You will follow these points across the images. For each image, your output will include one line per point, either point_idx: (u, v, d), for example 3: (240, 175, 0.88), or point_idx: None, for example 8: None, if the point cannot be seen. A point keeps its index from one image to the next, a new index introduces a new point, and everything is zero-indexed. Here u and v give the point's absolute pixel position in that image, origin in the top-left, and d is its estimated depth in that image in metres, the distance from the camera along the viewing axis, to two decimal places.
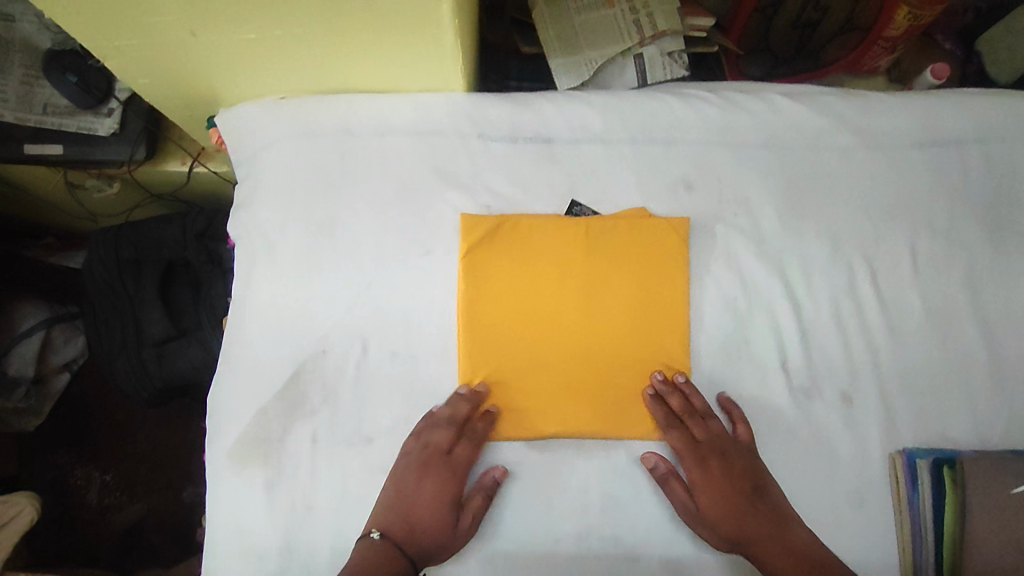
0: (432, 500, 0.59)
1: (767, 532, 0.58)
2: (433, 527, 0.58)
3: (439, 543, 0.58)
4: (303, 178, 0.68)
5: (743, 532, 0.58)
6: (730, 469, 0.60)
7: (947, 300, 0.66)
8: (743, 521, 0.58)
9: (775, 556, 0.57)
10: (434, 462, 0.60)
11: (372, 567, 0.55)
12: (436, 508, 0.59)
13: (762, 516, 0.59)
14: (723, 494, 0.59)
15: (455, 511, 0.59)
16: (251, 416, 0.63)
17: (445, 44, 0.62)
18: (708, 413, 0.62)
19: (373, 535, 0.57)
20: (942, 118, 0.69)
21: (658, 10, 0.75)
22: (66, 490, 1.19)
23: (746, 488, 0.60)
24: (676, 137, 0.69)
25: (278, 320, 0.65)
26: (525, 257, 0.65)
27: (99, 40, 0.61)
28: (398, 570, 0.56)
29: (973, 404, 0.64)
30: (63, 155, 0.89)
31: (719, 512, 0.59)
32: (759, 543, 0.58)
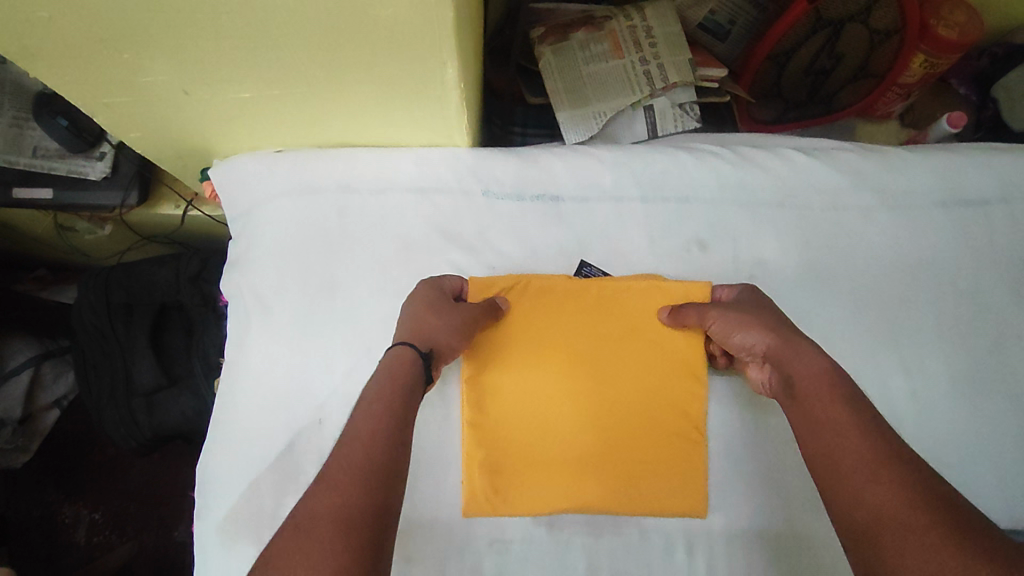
0: (418, 293, 0.59)
1: (785, 342, 0.52)
2: (427, 307, 0.57)
3: (438, 310, 0.57)
4: (300, 236, 0.65)
5: (767, 348, 0.53)
6: (750, 296, 0.58)
7: (974, 368, 0.63)
8: (763, 334, 0.53)
9: (799, 364, 0.50)
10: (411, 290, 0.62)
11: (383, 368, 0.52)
12: (423, 293, 0.58)
13: (782, 331, 0.53)
14: (744, 304, 0.56)
15: (440, 292, 0.59)
16: (244, 487, 0.60)
17: (449, 101, 0.59)
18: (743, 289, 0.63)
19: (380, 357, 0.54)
20: (964, 176, 0.67)
21: (669, 61, 0.72)
22: (53, 529, 1.15)
23: (780, 317, 0.55)
24: (689, 194, 0.66)
25: (274, 384, 0.62)
26: (533, 316, 0.62)
27: (87, 98, 0.58)
28: (406, 362, 0.52)
29: (1006, 480, 0.60)
30: (53, 199, 0.86)
31: (745, 322, 0.55)
32: (780, 355, 0.52)
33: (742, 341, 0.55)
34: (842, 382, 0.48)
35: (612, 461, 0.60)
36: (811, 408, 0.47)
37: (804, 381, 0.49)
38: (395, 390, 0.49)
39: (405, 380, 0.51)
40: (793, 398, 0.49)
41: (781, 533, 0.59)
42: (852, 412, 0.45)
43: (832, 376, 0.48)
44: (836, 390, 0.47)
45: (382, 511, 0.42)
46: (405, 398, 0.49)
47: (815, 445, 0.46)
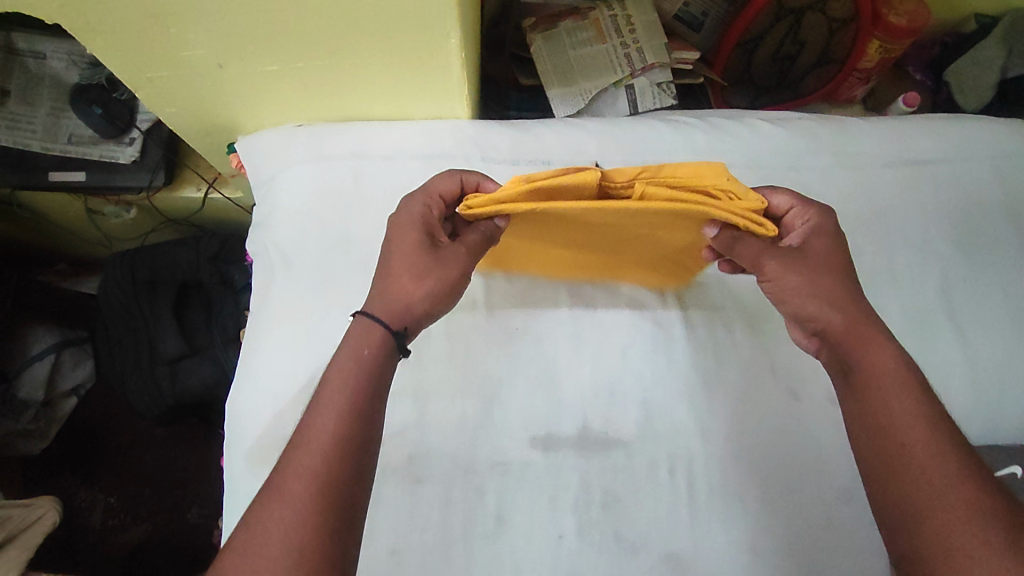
0: (399, 238, 0.56)
1: (864, 325, 0.51)
2: (405, 267, 0.55)
3: (417, 276, 0.54)
4: (319, 198, 0.72)
5: (844, 322, 0.51)
6: (824, 245, 0.55)
7: (924, 305, 0.70)
8: (842, 308, 0.52)
9: (878, 355, 0.49)
10: (398, 213, 0.58)
11: (350, 345, 0.51)
12: (402, 247, 0.55)
13: (862, 310, 0.51)
14: (815, 267, 0.53)
15: (422, 242, 0.56)
16: (270, 419, 0.66)
17: (452, 73, 0.67)
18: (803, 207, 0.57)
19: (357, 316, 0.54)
20: (910, 140, 0.75)
21: (646, 45, 0.81)
22: (70, 513, 1.18)
23: (853, 285, 0.53)
24: (666, 158, 0.74)
25: (295, 328, 0.69)
26: (549, 219, 0.58)
27: (132, 73, 0.66)
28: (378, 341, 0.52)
29: (957, 402, 0.66)
30: (85, 181, 0.94)
31: (812, 285, 0.52)
32: (858, 338, 0.50)
33: (808, 299, 0.52)
34: (915, 381, 0.48)
35: (606, 263, 0.70)
36: (878, 406, 0.47)
37: (876, 375, 0.48)
38: (357, 378, 0.49)
39: (372, 366, 0.50)
40: (852, 383, 0.49)
41: (752, 451, 0.66)
42: (933, 421, 0.46)
43: (908, 374, 0.48)
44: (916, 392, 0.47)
45: (346, 525, 0.44)
46: (367, 388, 0.49)
47: (879, 442, 0.46)
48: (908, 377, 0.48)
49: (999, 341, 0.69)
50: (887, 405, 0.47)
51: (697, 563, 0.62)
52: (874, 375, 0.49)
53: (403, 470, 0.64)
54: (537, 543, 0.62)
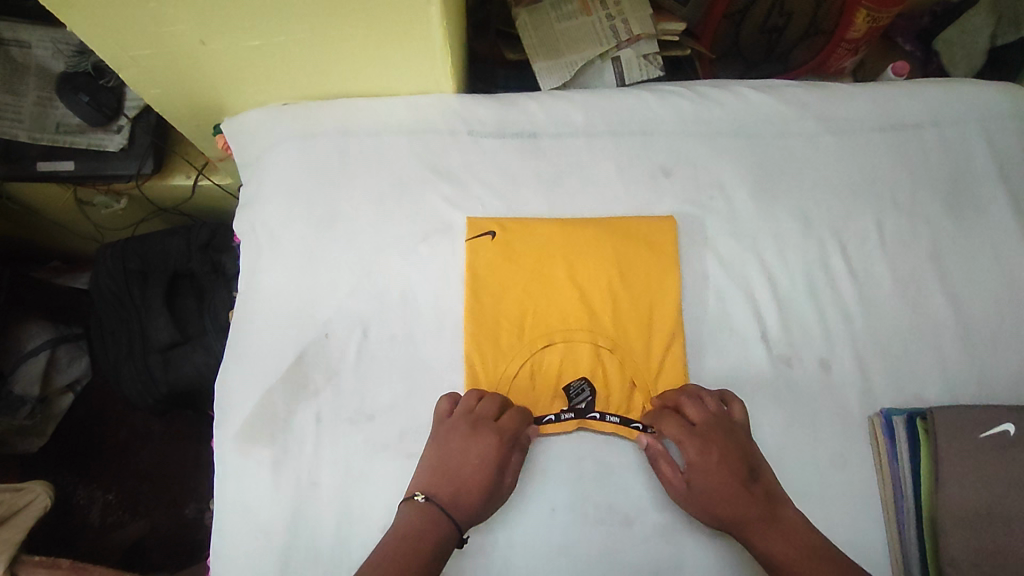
0: (478, 449, 0.60)
1: (763, 516, 0.57)
2: (477, 489, 0.59)
3: (483, 501, 0.59)
4: (305, 175, 0.72)
5: (736, 517, 0.57)
6: (717, 462, 0.59)
7: (914, 269, 0.70)
8: (735, 507, 0.57)
9: (772, 548, 0.55)
10: (483, 427, 0.61)
11: (417, 528, 0.55)
12: (481, 470, 0.59)
13: (756, 503, 0.57)
14: (712, 493, 0.58)
15: (498, 474, 0.60)
16: (257, 398, 0.65)
17: (436, 46, 0.67)
18: (704, 397, 0.63)
19: (416, 497, 0.57)
20: (899, 104, 0.74)
21: (631, 17, 0.81)
22: (66, 512, 1.16)
23: (744, 478, 0.59)
24: (652, 128, 0.73)
25: (282, 308, 0.68)
26: (534, 381, 0.66)
27: (115, 51, 0.66)
28: (444, 532, 0.56)
29: (946, 367, 0.66)
30: (74, 171, 0.93)
31: (708, 502, 0.58)
32: (757, 528, 0.56)
33: (704, 508, 0.59)
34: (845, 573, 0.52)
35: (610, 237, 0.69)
36: None
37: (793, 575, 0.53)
38: (424, 550, 0.54)
39: (431, 549, 0.54)
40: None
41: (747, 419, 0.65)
42: None
43: (820, 561, 0.53)
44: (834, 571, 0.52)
45: None
46: (431, 560, 0.53)
47: None
48: (813, 556, 0.53)
49: (989, 305, 0.69)
50: None
51: (691, 531, 0.62)
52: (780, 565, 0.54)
53: (393, 446, 0.63)
54: (531, 513, 0.62)
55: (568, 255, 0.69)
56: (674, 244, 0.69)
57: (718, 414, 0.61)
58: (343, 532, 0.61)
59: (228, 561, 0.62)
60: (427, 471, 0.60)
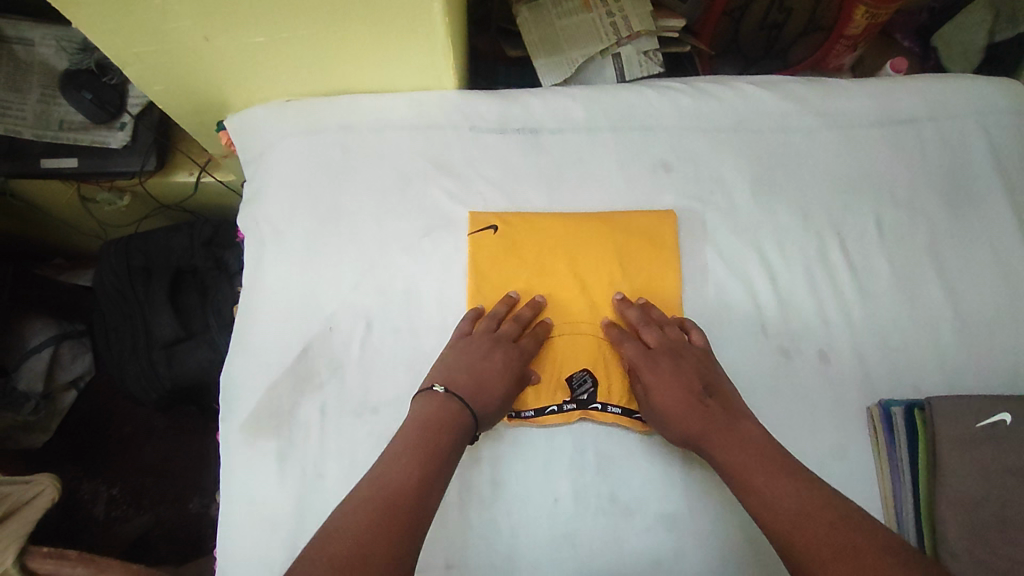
0: (500, 357, 0.62)
1: (717, 427, 0.57)
2: (495, 393, 0.61)
3: (497, 410, 0.61)
4: (309, 170, 0.72)
5: (690, 429, 0.58)
6: (671, 376, 0.61)
7: (913, 262, 0.70)
8: (688, 418, 0.58)
9: (724, 455, 0.55)
10: (504, 344, 0.63)
11: (435, 415, 0.57)
12: (501, 377, 0.61)
13: (708, 411, 0.58)
14: (666, 407, 0.60)
15: (514, 386, 0.62)
16: (263, 391, 0.66)
17: (438, 41, 0.67)
18: (664, 324, 0.65)
19: (436, 388, 0.59)
20: (898, 99, 0.75)
21: (632, 14, 0.81)
22: (71, 507, 1.17)
23: (698, 390, 0.60)
24: (652, 124, 0.74)
25: (286, 302, 0.69)
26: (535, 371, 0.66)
27: (119, 48, 0.66)
28: (463, 422, 0.57)
29: (944, 359, 0.67)
30: (77, 167, 0.94)
31: (666, 417, 0.60)
32: (709, 436, 0.57)
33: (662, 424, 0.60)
34: (791, 465, 0.52)
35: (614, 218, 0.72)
36: (763, 493, 0.51)
37: (739, 469, 0.53)
38: (445, 438, 0.55)
39: (448, 433, 0.56)
40: (732, 480, 0.54)
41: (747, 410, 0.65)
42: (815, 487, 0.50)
43: (766, 455, 0.54)
44: (778, 474, 0.52)
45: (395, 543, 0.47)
46: (450, 448, 0.55)
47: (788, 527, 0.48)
48: (764, 459, 0.53)
49: (986, 298, 0.69)
50: (752, 482, 0.52)
51: (692, 521, 0.62)
52: (727, 467, 0.54)
53: None
54: (534, 503, 0.62)
55: (568, 253, 0.69)
56: (674, 239, 0.70)
57: (679, 337, 0.64)
58: None
59: (234, 551, 0.62)
60: (444, 371, 0.61)
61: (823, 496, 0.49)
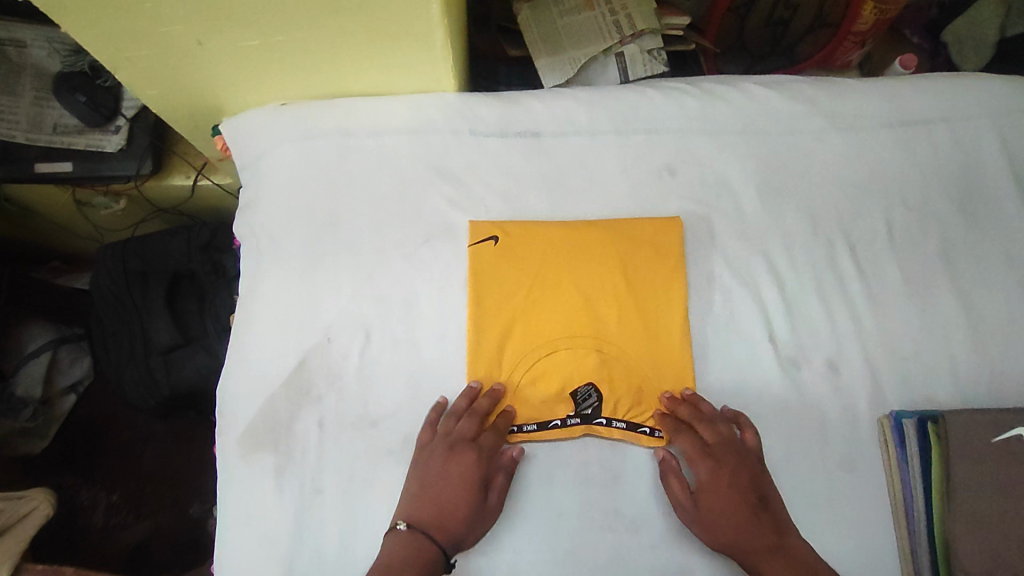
0: (460, 468, 0.60)
1: (771, 546, 0.56)
2: (461, 512, 0.58)
3: (469, 526, 0.58)
4: (306, 178, 0.71)
5: (745, 546, 0.57)
6: (728, 484, 0.59)
7: (923, 268, 0.69)
8: (744, 535, 0.57)
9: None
10: (461, 449, 0.61)
11: (400, 556, 0.55)
12: (465, 493, 0.59)
13: (765, 530, 0.57)
14: (720, 519, 0.58)
15: (480, 494, 0.59)
16: (260, 404, 0.64)
17: (438, 44, 0.65)
18: (717, 418, 0.62)
19: (398, 525, 0.57)
20: (910, 99, 0.73)
21: (635, 11, 0.79)
22: (70, 513, 1.16)
23: (754, 503, 0.58)
24: (658, 127, 0.72)
25: (283, 313, 0.67)
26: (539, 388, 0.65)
27: (110, 52, 0.64)
28: (431, 560, 0.56)
29: (956, 368, 0.66)
30: (72, 172, 0.93)
31: (718, 530, 0.58)
32: (767, 559, 0.56)
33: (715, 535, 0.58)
34: None
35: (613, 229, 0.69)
36: None
37: None
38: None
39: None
40: None
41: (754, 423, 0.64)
42: None
43: None
44: None
45: None
46: None
47: None
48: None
49: (999, 305, 0.68)
50: None
51: (697, 536, 0.61)
52: None
53: (398, 451, 0.63)
54: (537, 518, 0.61)
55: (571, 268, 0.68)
56: (679, 246, 0.68)
57: (731, 434, 0.61)
58: (347, 539, 0.61)
59: (232, 568, 0.61)
60: (408, 493, 0.60)
61: None
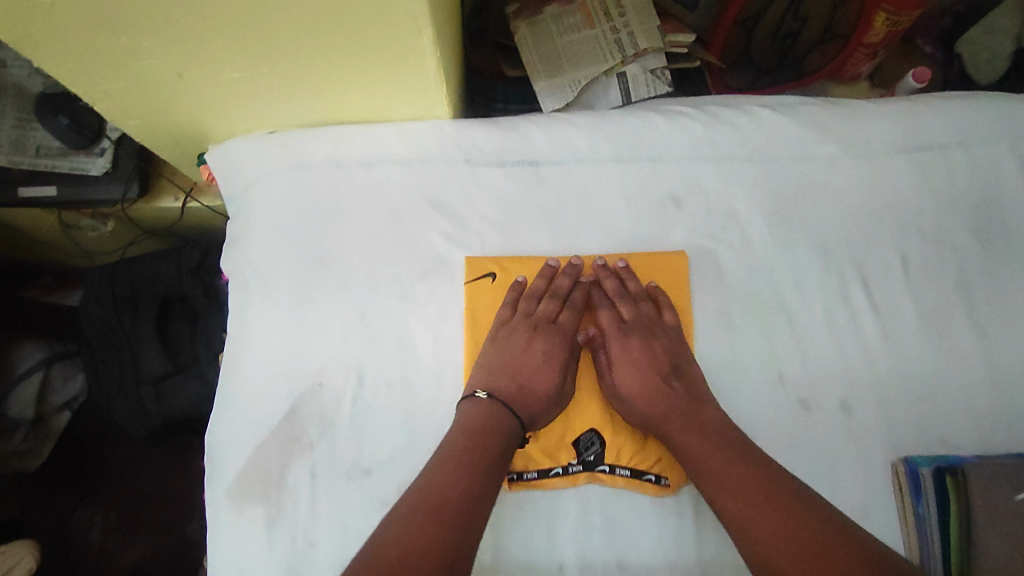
0: (542, 343, 0.63)
1: (680, 410, 0.60)
2: (543, 386, 0.62)
3: (546, 405, 0.62)
4: (296, 213, 0.68)
5: (654, 410, 0.60)
6: (641, 352, 0.63)
7: (939, 302, 0.66)
8: (654, 398, 0.61)
9: (680, 440, 0.58)
10: (543, 329, 0.64)
11: (481, 421, 0.58)
12: (545, 372, 0.62)
13: (675, 395, 0.60)
14: (632, 382, 0.62)
15: (562, 374, 0.63)
16: (250, 452, 0.62)
17: (431, 73, 0.62)
18: (638, 296, 0.66)
19: (478, 394, 0.60)
20: (927, 123, 0.69)
21: (637, 29, 0.76)
22: (68, 534, 1.15)
23: (666, 374, 0.62)
24: (661, 154, 0.69)
25: (273, 354, 0.65)
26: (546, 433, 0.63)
27: (87, 86, 0.61)
28: (509, 428, 0.59)
29: (972, 409, 0.63)
30: (56, 196, 0.89)
31: (631, 392, 0.62)
32: (672, 420, 0.59)
33: (626, 397, 0.62)
34: (746, 451, 0.56)
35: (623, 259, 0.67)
36: (722, 484, 0.54)
37: (698, 457, 0.56)
38: (491, 444, 0.56)
39: (498, 436, 0.57)
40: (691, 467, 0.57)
41: None
42: (762, 473, 0.53)
43: (722, 444, 0.56)
44: (742, 463, 0.54)
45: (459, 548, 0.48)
46: (496, 451, 0.56)
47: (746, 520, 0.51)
48: (715, 449, 0.56)
49: (1019, 340, 0.65)
50: (707, 470, 0.55)
51: None
52: (689, 455, 0.57)
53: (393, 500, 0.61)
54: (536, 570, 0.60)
55: (592, 277, 0.68)
56: (686, 284, 0.66)
57: (653, 310, 0.65)
58: None
59: None
60: (479, 369, 0.62)
61: (762, 483, 0.53)
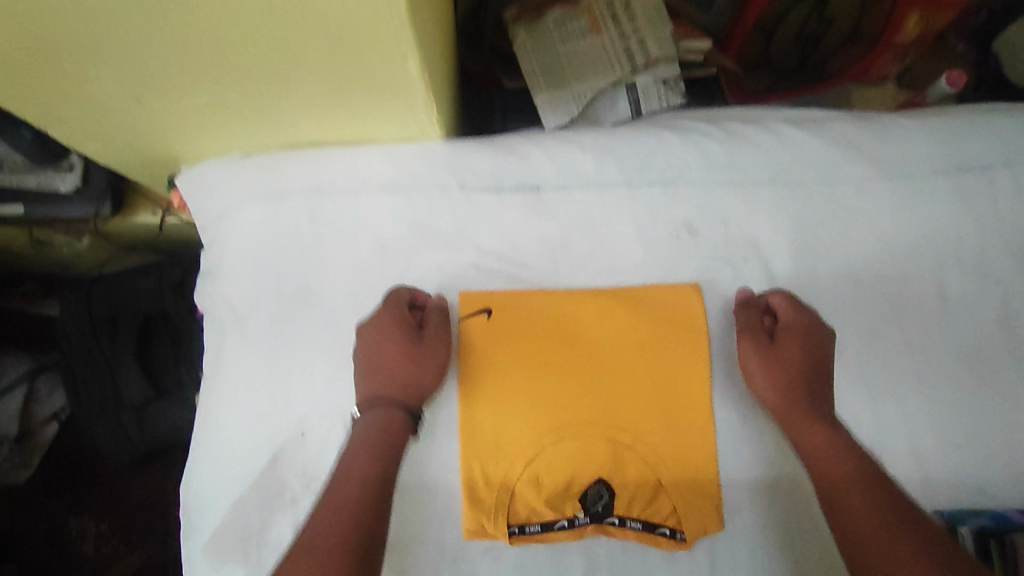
0: (384, 323, 0.57)
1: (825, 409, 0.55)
2: (405, 358, 0.56)
3: (422, 375, 0.56)
4: (274, 244, 0.62)
5: (798, 397, 0.55)
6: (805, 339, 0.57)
7: (979, 340, 0.60)
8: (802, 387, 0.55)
9: (820, 434, 0.54)
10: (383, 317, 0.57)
11: (371, 437, 0.53)
12: (398, 349, 0.56)
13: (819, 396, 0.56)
14: (787, 363, 0.56)
15: (414, 334, 0.57)
16: (229, 507, 0.57)
17: (419, 97, 0.56)
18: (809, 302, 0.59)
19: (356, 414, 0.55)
20: (967, 142, 0.63)
21: (649, 37, 0.69)
22: (58, 545, 1.06)
23: (817, 373, 0.56)
24: (675, 177, 0.63)
25: (251, 399, 0.59)
26: (530, 473, 0.57)
27: (37, 111, 0.55)
28: (399, 418, 0.54)
29: (1016, 458, 0.58)
30: (25, 215, 0.83)
31: (775, 371, 0.56)
32: (812, 414, 0.54)
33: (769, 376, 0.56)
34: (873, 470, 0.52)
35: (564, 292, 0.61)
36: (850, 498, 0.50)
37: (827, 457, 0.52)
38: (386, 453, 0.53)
39: (389, 439, 0.53)
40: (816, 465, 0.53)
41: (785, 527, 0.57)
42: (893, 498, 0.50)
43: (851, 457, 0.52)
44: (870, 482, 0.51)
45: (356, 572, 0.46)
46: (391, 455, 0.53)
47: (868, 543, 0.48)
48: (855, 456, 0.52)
49: None
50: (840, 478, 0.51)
51: None
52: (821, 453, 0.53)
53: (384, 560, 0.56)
54: None
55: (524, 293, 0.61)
56: (703, 318, 0.60)
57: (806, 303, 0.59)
58: None
59: None
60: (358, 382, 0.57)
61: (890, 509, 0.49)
